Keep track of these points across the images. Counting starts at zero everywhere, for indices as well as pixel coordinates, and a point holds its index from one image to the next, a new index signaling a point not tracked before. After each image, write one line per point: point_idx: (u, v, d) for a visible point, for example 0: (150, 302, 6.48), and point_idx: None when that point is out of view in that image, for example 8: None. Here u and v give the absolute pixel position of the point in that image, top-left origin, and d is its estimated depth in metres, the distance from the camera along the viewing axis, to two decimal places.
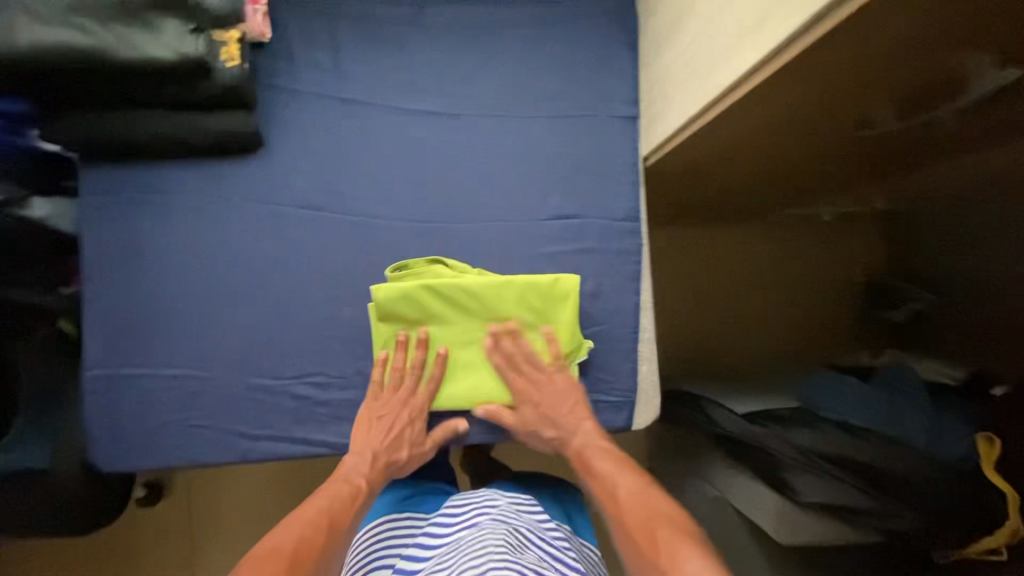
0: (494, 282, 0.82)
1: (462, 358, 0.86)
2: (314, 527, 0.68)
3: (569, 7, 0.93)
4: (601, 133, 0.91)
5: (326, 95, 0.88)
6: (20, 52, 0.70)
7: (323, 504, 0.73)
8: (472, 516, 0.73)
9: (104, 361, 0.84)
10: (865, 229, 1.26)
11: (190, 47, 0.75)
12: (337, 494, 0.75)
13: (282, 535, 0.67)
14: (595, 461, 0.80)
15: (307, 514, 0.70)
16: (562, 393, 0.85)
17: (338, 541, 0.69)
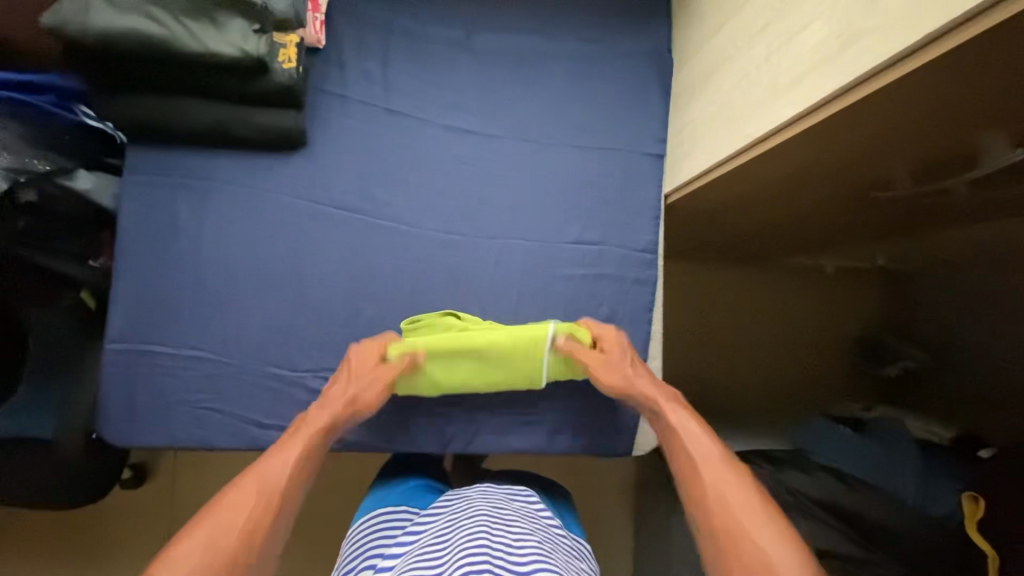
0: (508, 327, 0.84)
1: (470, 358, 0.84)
2: (249, 511, 0.60)
3: (609, 47, 0.98)
4: (628, 167, 0.95)
5: (372, 104, 0.92)
6: (93, 33, 0.75)
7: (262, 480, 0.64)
8: (463, 507, 0.76)
9: (126, 336, 0.85)
10: (867, 284, 1.29)
11: (252, 46, 0.79)
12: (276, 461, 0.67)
13: (219, 521, 0.58)
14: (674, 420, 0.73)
15: (244, 491, 0.62)
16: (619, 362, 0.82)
17: (277, 524, 0.62)
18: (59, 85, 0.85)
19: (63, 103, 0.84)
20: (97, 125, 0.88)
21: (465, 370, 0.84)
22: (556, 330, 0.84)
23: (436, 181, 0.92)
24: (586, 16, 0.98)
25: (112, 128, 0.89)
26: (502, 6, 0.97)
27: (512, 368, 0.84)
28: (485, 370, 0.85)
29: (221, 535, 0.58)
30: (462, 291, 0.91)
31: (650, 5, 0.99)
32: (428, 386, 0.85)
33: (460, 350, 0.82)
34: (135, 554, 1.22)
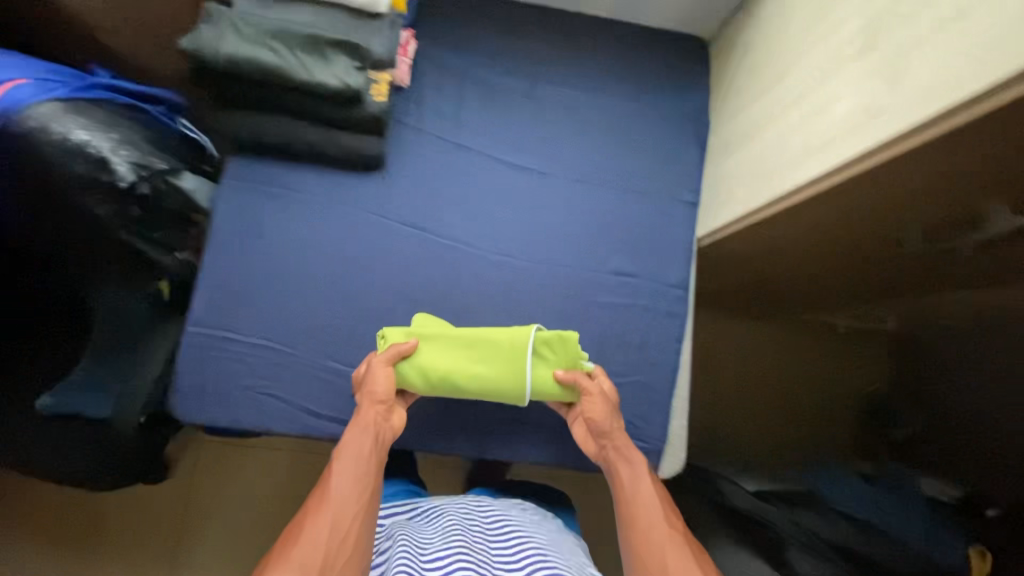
0: (500, 330, 0.93)
1: (450, 354, 0.92)
2: (327, 548, 0.71)
3: (655, 107, 1.11)
4: (666, 211, 1.06)
5: (444, 139, 1.05)
6: (223, 58, 0.88)
7: (327, 517, 0.74)
8: (460, 512, 0.86)
9: (205, 321, 0.93)
10: (873, 349, 1.33)
11: (353, 80, 0.93)
12: (331, 497, 0.77)
13: (303, 558, 0.70)
14: (630, 485, 0.86)
15: (317, 529, 0.73)
16: (608, 408, 0.90)
17: (356, 548, 0.73)
18: (169, 100, 1.03)
19: (169, 115, 1.02)
20: (190, 133, 1.04)
21: (456, 360, 0.92)
22: (540, 330, 0.92)
23: (494, 210, 1.03)
24: (637, 78, 1.11)
25: (201, 137, 1.06)
26: (565, 63, 1.10)
27: (492, 362, 0.92)
28: (473, 363, 0.92)
29: (310, 558, 0.70)
30: (509, 309, 1.00)
31: (693, 73, 1.13)
32: (415, 376, 0.90)
33: (452, 339, 0.92)
34: (156, 539, 1.26)
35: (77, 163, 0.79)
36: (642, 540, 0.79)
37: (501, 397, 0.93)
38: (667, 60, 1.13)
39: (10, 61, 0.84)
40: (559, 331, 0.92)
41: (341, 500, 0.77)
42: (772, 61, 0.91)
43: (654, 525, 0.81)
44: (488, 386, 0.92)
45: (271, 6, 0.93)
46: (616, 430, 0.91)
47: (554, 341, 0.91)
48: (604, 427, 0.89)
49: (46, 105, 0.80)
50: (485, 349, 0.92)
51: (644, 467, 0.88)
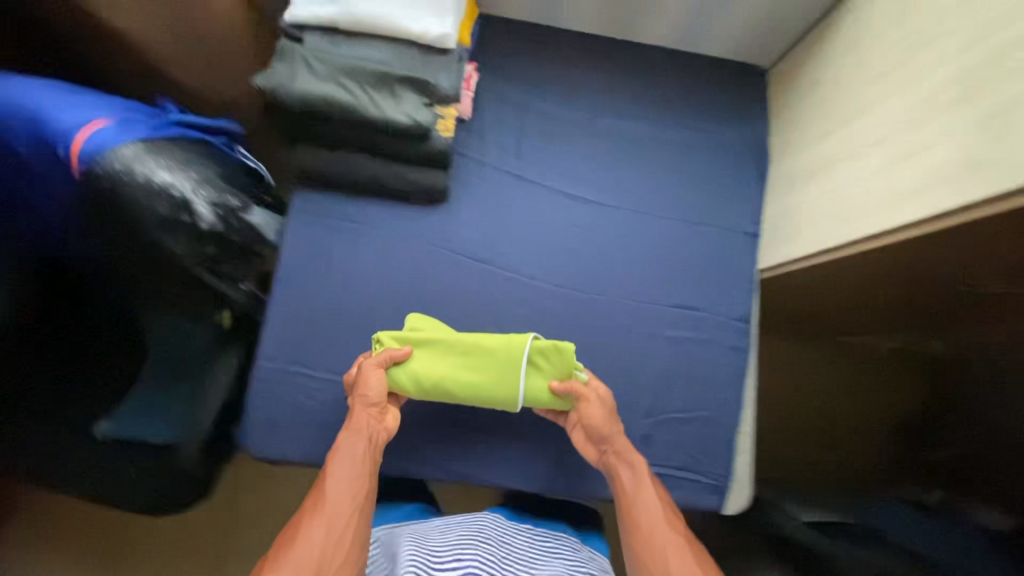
0: (496, 337, 0.93)
1: (444, 360, 0.92)
2: (321, 551, 0.73)
3: (715, 136, 1.10)
4: (726, 244, 1.06)
5: (506, 172, 1.05)
6: (296, 96, 0.89)
7: (322, 520, 0.76)
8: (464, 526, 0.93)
9: (276, 356, 0.95)
10: (910, 369, 1.38)
11: (421, 116, 0.93)
12: (326, 501, 0.78)
13: (297, 562, 0.72)
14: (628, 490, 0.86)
15: (313, 533, 0.74)
16: (607, 413, 0.89)
17: (350, 551, 0.75)
18: (228, 127, 1.05)
19: (228, 143, 1.04)
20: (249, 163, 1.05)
21: (450, 366, 0.92)
22: (535, 339, 0.92)
23: (554, 245, 1.04)
24: (696, 111, 1.11)
25: (260, 166, 1.06)
26: (624, 93, 1.10)
27: (485, 369, 0.92)
28: (465, 369, 0.93)
29: (304, 561, 0.72)
30: (573, 343, 1.01)
31: (753, 105, 1.12)
32: (408, 381, 0.90)
33: (447, 345, 0.92)
34: (188, 561, 1.26)
35: (159, 204, 0.80)
36: (639, 546, 0.79)
37: (494, 404, 0.93)
38: (727, 91, 1.12)
39: (87, 100, 0.85)
40: (555, 342, 0.91)
41: (335, 503, 0.78)
42: (850, 100, 0.89)
43: (650, 530, 0.81)
44: (480, 394, 0.92)
45: (341, 43, 0.93)
46: (615, 434, 0.90)
47: (551, 351, 0.91)
48: (604, 432, 0.89)
49: (128, 147, 0.81)
50: (479, 355, 0.92)
51: (644, 470, 0.87)
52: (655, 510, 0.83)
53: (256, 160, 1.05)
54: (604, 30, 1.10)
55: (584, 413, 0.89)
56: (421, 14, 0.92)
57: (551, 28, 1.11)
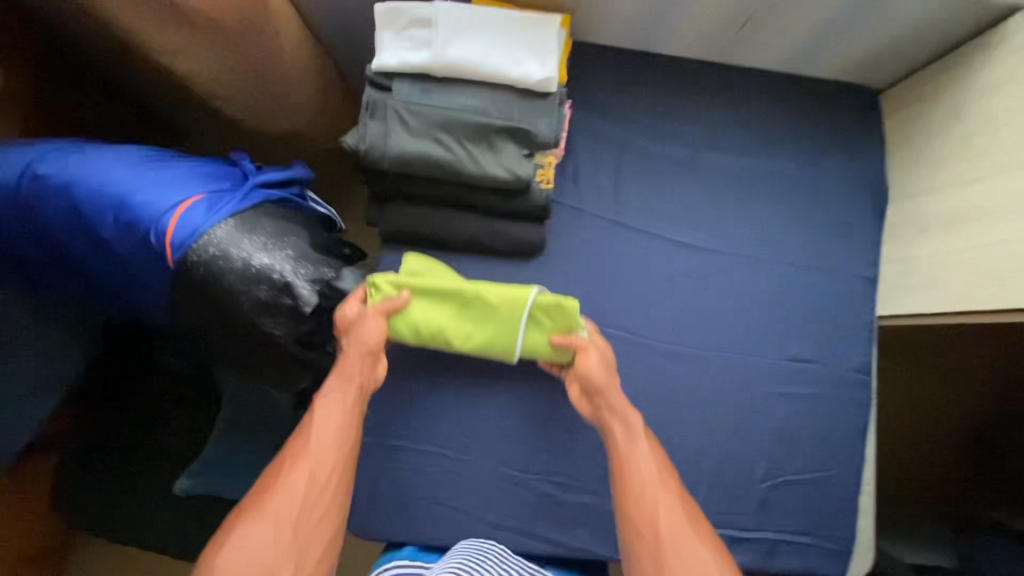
0: (497, 287, 0.88)
1: (443, 311, 0.88)
2: (302, 500, 0.74)
3: (825, 169, 1.01)
4: (842, 288, 0.99)
5: (604, 218, 0.97)
6: (392, 157, 0.82)
7: (301, 470, 0.76)
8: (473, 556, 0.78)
9: (374, 431, 0.92)
10: (991, 379, 1.27)
11: (522, 169, 0.85)
12: (307, 451, 0.78)
13: (276, 509, 0.72)
14: (629, 447, 0.81)
15: (291, 480, 0.75)
16: (604, 365, 0.85)
17: (332, 502, 0.76)
18: (302, 176, 0.98)
19: (302, 195, 0.96)
20: (323, 211, 0.98)
21: (448, 316, 0.89)
22: (539, 294, 0.87)
23: (657, 296, 0.97)
24: (805, 140, 1.01)
25: (333, 212, 0.99)
26: (726, 123, 1.01)
27: (486, 319, 0.88)
28: (464, 321, 0.89)
29: (284, 510, 0.72)
30: (683, 403, 0.95)
31: (869, 132, 1.02)
32: (407, 330, 0.88)
33: (446, 293, 0.88)
34: None
35: (259, 288, 0.75)
36: (637, 507, 0.76)
37: (491, 354, 0.90)
38: (840, 118, 1.02)
39: (171, 172, 0.79)
40: (558, 298, 0.86)
41: (318, 453, 0.78)
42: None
43: (649, 489, 0.77)
44: (478, 344, 0.89)
45: (431, 90, 0.85)
46: (613, 387, 0.85)
47: (552, 308, 0.86)
48: (600, 383, 0.84)
49: (222, 227, 0.75)
50: (479, 308, 0.88)
51: (640, 426, 0.83)
52: (653, 464, 0.80)
53: (329, 208, 0.97)
54: (708, 54, 1.00)
55: (582, 361, 0.85)
56: (523, 55, 0.84)
57: (648, 53, 1.01)
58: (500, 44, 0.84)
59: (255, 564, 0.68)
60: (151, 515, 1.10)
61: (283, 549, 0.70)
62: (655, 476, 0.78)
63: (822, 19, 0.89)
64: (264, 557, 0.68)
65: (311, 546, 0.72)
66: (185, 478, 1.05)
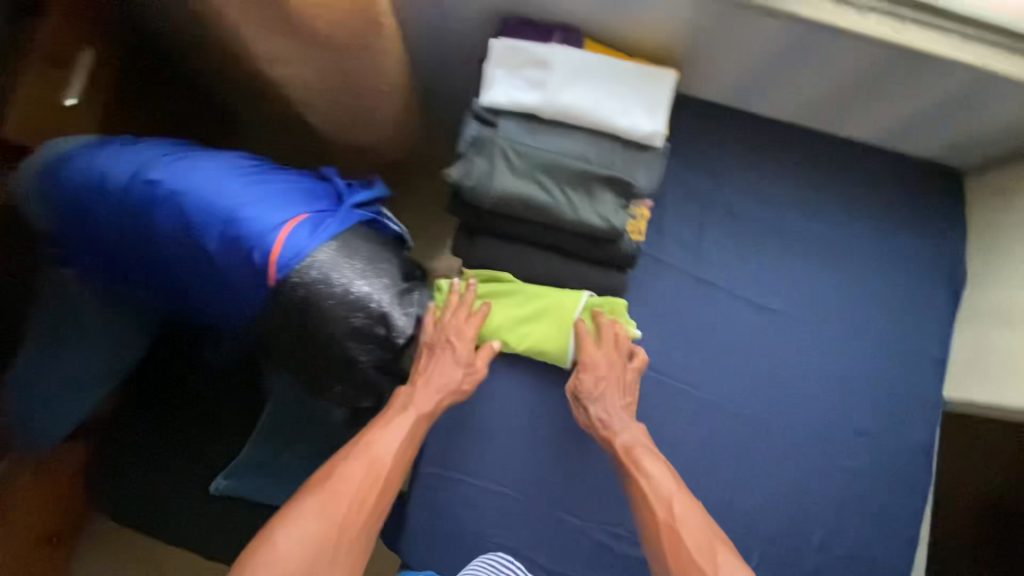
0: (549, 288, 0.89)
1: (497, 311, 0.89)
2: (356, 506, 0.74)
3: (907, 246, 1.01)
4: (912, 367, 0.99)
5: (684, 271, 0.97)
6: (494, 194, 0.83)
7: (365, 479, 0.76)
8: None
9: (436, 461, 0.91)
10: None
11: (618, 220, 0.85)
12: (378, 464, 0.78)
13: (331, 510, 0.73)
14: (636, 459, 0.83)
15: (348, 487, 0.75)
16: (586, 377, 0.86)
17: (379, 516, 0.76)
18: (381, 191, 0.95)
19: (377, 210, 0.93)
20: (395, 228, 0.92)
21: (502, 316, 0.89)
22: (590, 297, 0.89)
23: (730, 356, 0.96)
24: (887, 215, 1.01)
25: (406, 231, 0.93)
26: (813, 190, 1.00)
27: (539, 321, 0.89)
28: (518, 321, 0.89)
29: (337, 514, 0.73)
30: (746, 466, 0.94)
31: (951, 213, 1.02)
32: None
33: (501, 294, 0.89)
34: None
35: (355, 316, 0.75)
36: (647, 524, 0.78)
37: (542, 356, 0.90)
38: (925, 196, 1.02)
39: (274, 187, 0.77)
40: (607, 300, 0.89)
41: (388, 470, 0.78)
42: None
43: (659, 504, 0.78)
44: (531, 344, 0.89)
45: (537, 132, 0.86)
46: (594, 399, 0.87)
47: (606, 309, 0.89)
48: (585, 394, 0.87)
49: (323, 250, 0.74)
50: (534, 308, 0.89)
51: (650, 444, 0.85)
52: (664, 475, 0.81)
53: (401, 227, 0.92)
54: (802, 119, 1.00)
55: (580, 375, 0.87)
56: (629, 107, 0.85)
57: (742, 110, 1.00)
58: (608, 93, 0.85)
59: (303, 562, 0.68)
60: (182, 517, 1.08)
61: (327, 552, 0.70)
62: (659, 488, 0.79)
63: (933, 103, 0.88)
64: (313, 557, 0.69)
65: (352, 555, 0.72)
66: (222, 478, 1.07)
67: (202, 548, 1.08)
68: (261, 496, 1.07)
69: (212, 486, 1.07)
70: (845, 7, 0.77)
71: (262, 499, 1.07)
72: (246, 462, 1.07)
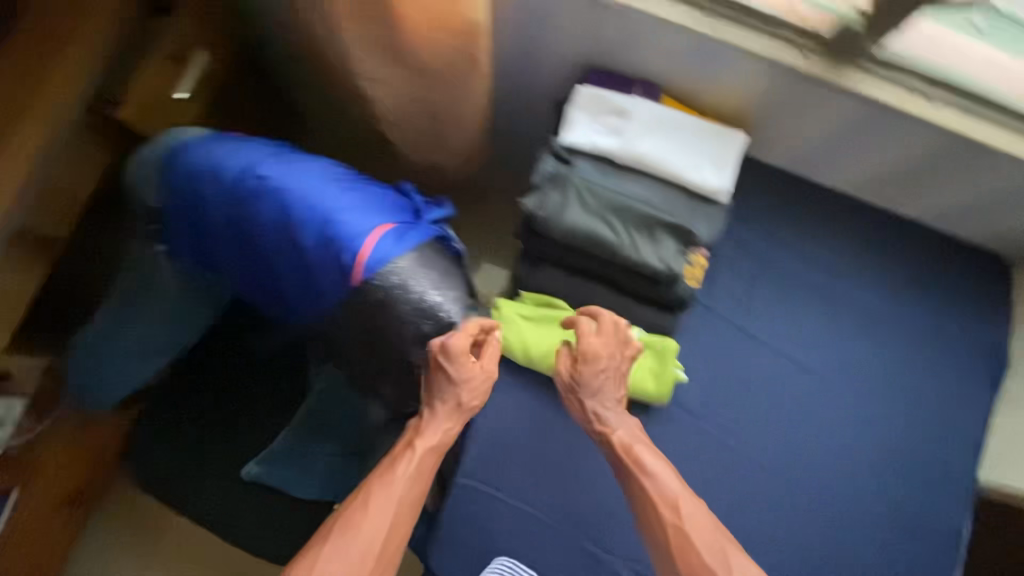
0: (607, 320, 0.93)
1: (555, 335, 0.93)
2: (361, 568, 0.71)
3: (952, 326, 1.03)
4: (948, 445, 1.00)
5: (732, 323, 1.00)
6: (565, 227, 0.88)
7: (369, 537, 0.72)
8: None
9: (473, 475, 0.93)
10: None
11: (678, 265, 0.89)
12: (382, 520, 0.74)
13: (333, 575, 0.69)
14: (636, 456, 0.80)
15: (352, 549, 0.71)
16: (585, 372, 0.84)
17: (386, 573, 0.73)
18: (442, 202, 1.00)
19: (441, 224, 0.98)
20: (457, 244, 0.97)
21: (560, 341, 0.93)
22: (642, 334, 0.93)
23: (769, 412, 0.98)
24: (935, 294, 1.04)
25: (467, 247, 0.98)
26: (863, 261, 1.04)
27: None
28: None
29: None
30: (777, 524, 0.95)
31: (997, 299, 1.05)
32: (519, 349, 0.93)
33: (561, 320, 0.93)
34: None
35: (425, 324, 0.81)
36: (650, 524, 0.77)
37: None
38: (973, 281, 1.05)
39: (365, 194, 0.83)
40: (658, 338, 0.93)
41: (395, 523, 0.75)
42: None
43: (662, 502, 0.76)
44: None
45: (611, 174, 0.91)
46: (590, 392, 0.85)
47: (657, 348, 0.92)
48: (582, 387, 0.85)
49: (405, 259, 0.80)
50: None
51: (645, 438, 0.83)
52: (665, 471, 0.79)
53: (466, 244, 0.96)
54: (858, 193, 1.04)
55: (579, 370, 0.84)
56: (700, 162, 0.91)
57: (801, 177, 1.05)
58: (681, 147, 0.91)
59: None
60: (210, 498, 1.09)
61: None
62: (665, 488, 0.77)
63: (992, 193, 0.92)
64: None
65: None
66: (253, 463, 1.08)
67: (225, 532, 1.09)
68: (290, 485, 1.09)
69: (244, 471, 1.09)
70: (915, 94, 0.83)
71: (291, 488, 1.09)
72: (280, 451, 1.09)
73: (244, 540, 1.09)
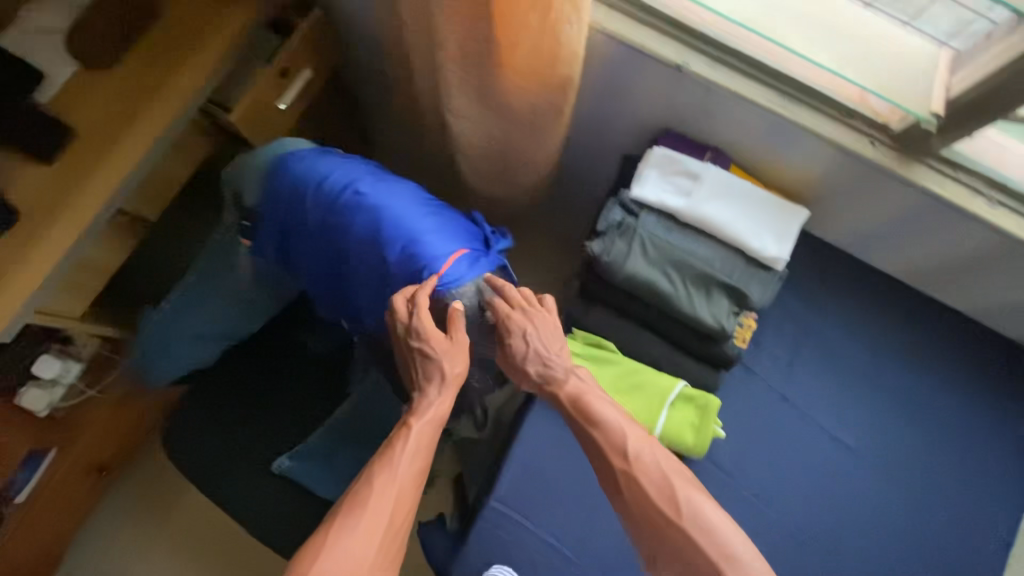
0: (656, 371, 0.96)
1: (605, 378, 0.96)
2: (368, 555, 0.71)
3: (989, 422, 1.04)
4: (976, 541, 0.99)
5: (772, 387, 1.02)
6: (625, 274, 0.93)
7: (371, 525, 0.72)
8: None
9: (504, 499, 0.96)
10: None
11: (728, 324, 0.93)
12: (382, 507, 0.73)
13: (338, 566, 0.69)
14: (585, 408, 0.82)
15: (356, 539, 0.71)
16: (520, 341, 0.85)
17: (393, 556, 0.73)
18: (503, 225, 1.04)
19: None
20: None
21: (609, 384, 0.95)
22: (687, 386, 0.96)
23: (799, 480, 0.99)
24: (974, 388, 1.05)
25: None
26: (905, 345, 1.06)
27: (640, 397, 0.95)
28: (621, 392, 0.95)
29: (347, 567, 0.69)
30: None
31: None
32: None
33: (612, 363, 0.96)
34: None
35: None
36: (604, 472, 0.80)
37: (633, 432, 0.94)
38: (1014, 381, 1.06)
39: (446, 218, 0.89)
40: (701, 393, 0.95)
41: (397, 508, 0.74)
42: None
43: (613, 449, 0.79)
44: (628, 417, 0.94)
45: (675, 229, 0.96)
46: (535, 357, 0.86)
47: (698, 402, 0.95)
48: (524, 355, 0.85)
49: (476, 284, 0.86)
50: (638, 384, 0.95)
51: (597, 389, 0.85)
52: (618, 418, 0.81)
53: None
54: (907, 279, 1.07)
55: (515, 342, 0.86)
56: (761, 229, 0.96)
57: (852, 256, 1.09)
58: (744, 213, 0.96)
59: None
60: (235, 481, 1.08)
61: None
62: (614, 439, 0.79)
63: None
64: None
65: None
66: (285, 457, 1.08)
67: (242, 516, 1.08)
68: (319, 484, 1.08)
69: (274, 463, 1.08)
70: (977, 195, 0.86)
71: (318, 489, 1.07)
72: (316, 450, 1.09)
73: (262, 531, 1.08)
